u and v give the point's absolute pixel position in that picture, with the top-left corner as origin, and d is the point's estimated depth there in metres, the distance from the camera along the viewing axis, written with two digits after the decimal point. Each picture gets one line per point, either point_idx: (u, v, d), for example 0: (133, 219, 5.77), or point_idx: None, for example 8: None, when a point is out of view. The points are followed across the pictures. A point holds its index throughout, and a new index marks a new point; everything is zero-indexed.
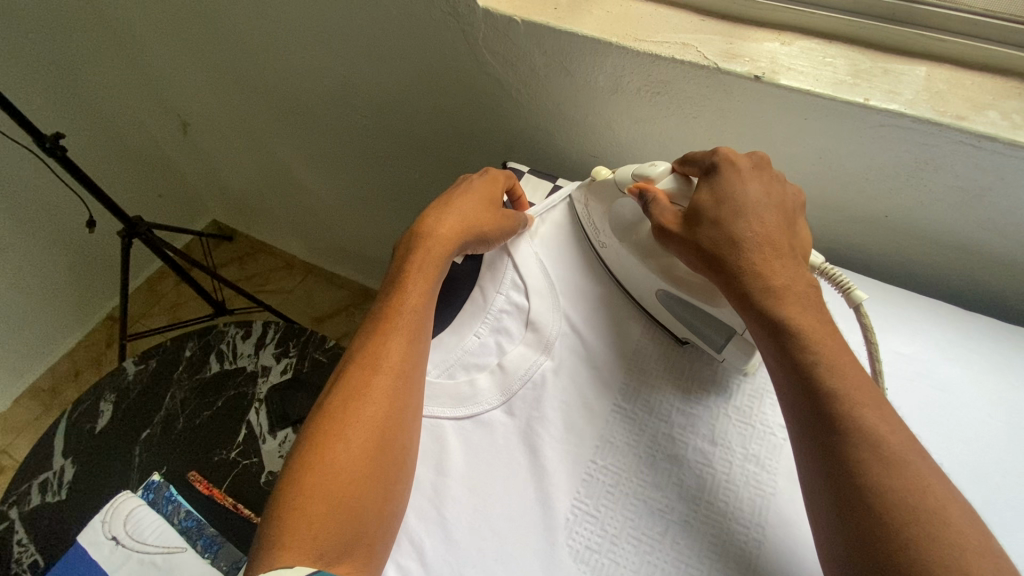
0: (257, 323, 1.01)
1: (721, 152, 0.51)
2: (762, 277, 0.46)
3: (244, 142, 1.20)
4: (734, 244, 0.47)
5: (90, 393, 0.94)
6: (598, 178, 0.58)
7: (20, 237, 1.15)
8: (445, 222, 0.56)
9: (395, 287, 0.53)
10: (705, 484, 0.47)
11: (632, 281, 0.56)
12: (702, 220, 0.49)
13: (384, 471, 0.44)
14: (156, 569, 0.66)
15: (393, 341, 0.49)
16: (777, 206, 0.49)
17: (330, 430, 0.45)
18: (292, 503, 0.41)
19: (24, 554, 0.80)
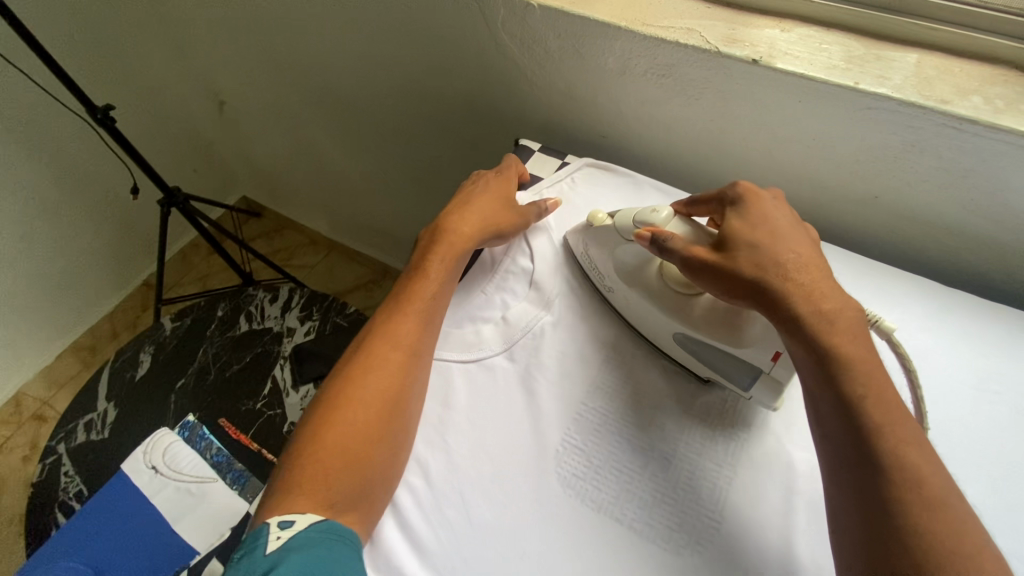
0: (284, 288, 1.09)
1: (741, 185, 0.55)
2: (811, 300, 0.47)
3: (275, 120, 1.27)
4: (779, 267, 0.48)
5: (132, 345, 1.02)
6: (595, 223, 0.60)
7: (69, 201, 1.24)
8: (466, 221, 0.61)
9: (412, 275, 0.58)
10: (676, 443, 0.51)
11: (644, 322, 0.56)
12: (739, 245, 0.50)
13: (390, 432, 0.50)
14: (191, 495, 0.74)
15: (406, 324, 0.55)
16: (807, 236, 0.52)
17: (345, 398, 0.51)
18: (310, 458, 0.48)
19: (70, 484, 0.89)
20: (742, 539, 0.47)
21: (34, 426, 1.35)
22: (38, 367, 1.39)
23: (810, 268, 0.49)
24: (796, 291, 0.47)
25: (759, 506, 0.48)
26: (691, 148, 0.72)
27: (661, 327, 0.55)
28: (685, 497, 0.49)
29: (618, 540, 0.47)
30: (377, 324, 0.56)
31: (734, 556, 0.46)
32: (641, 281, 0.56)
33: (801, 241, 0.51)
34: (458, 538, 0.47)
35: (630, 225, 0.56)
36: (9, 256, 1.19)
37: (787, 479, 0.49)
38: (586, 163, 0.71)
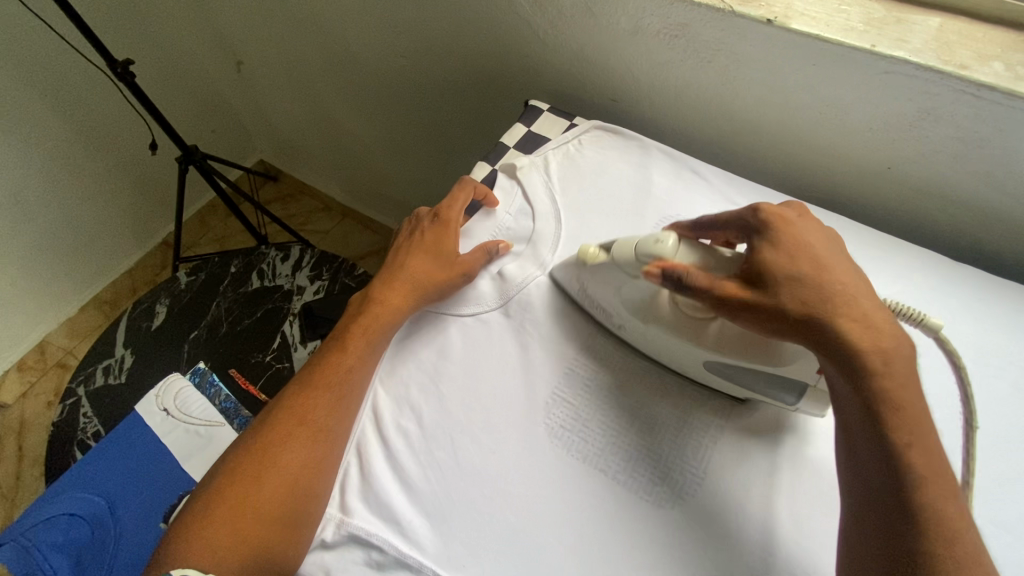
0: (295, 247, 1.11)
1: (762, 209, 0.46)
2: (872, 340, 0.41)
3: (291, 81, 1.27)
4: (829, 304, 0.42)
5: (148, 296, 1.06)
6: (589, 260, 0.53)
7: (88, 155, 1.27)
8: (393, 289, 0.57)
9: (332, 346, 0.55)
10: (644, 438, 0.50)
11: (670, 354, 0.51)
12: (779, 281, 0.43)
13: (307, 489, 0.48)
14: (200, 437, 0.77)
15: (321, 400, 0.51)
16: (845, 259, 0.45)
17: (254, 469, 0.48)
18: (218, 526, 0.46)
19: (88, 424, 0.93)
20: (724, 491, 0.48)
21: (57, 374, 1.41)
22: (62, 318, 1.44)
23: (860, 299, 0.42)
24: (857, 331, 0.41)
25: (745, 461, 0.49)
26: (701, 114, 0.70)
27: (687, 357, 0.50)
28: (671, 450, 0.49)
29: (601, 489, 0.48)
30: (289, 397, 0.52)
31: (716, 506, 0.47)
32: (654, 317, 0.50)
33: (842, 268, 0.44)
34: (446, 478, 0.49)
35: (632, 257, 0.49)
36: (32, 207, 1.22)
37: (774, 438, 0.50)
38: (594, 126, 0.70)
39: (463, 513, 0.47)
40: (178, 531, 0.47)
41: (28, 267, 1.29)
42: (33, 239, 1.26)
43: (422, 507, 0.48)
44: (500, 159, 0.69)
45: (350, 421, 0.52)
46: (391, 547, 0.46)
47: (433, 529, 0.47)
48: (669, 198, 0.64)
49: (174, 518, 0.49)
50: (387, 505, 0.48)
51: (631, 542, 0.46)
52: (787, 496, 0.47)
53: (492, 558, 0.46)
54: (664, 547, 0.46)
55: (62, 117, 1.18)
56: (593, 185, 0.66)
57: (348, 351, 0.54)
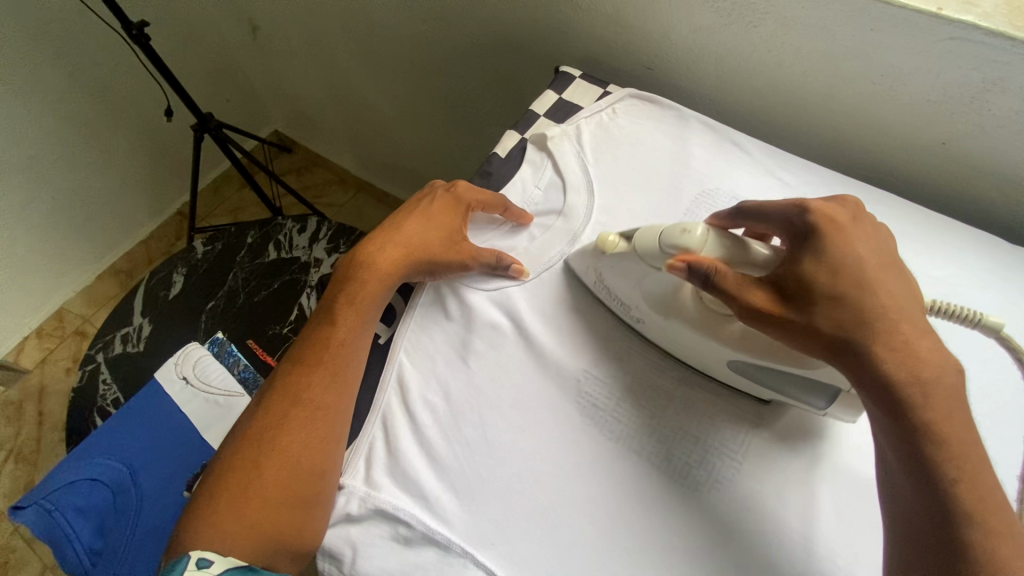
0: (312, 219, 1.09)
1: (814, 205, 0.43)
2: (905, 365, 0.38)
3: (309, 48, 1.23)
4: (866, 325, 0.39)
5: (165, 265, 1.04)
6: (608, 249, 0.50)
7: (103, 120, 1.25)
8: (387, 254, 0.55)
9: (328, 318, 0.53)
10: (678, 421, 0.48)
11: (688, 350, 0.49)
12: (817, 296, 0.40)
13: (319, 464, 0.46)
14: (219, 407, 0.77)
15: (315, 377, 0.50)
16: (901, 277, 0.41)
17: (266, 444, 0.47)
18: (229, 501, 0.45)
19: (108, 391, 0.93)
20: (761, 480, 0.46)
21: (75, 342, 1.42)
22: (80, 285, 1.44)
23: (902, 322, 0.39)
24: (891, 357, 0.38)
25: (785, 447, 0.47)
26: (742, 83, 0.67)
27: (710, 356, 0.48)
28: (709, 433, 0.48)
29: (637, 469, 0.47)
30: (284, 373, 0.51)
31: (755, 496, 0.45)
32: (677, 311, 0.48)
33: (895, 286, 0.41)
34: (474, 455, 0.47)
35: (655, 248, 0.47)
36: (48, 174, 1.21)
37: (813, 430, 0.48)
38: (629, 94, 0.67)
39: (492, 490, 0.46)
40: (183, 525, 0.45)
41: (45, 234, 1.28)
42: (50, 206, 1.26)
43: (449, 483, 0.46)
44: (530, 128, 0.66)
45: (350, 398, 0.50)
46: (420, 522, 0.45)
47: (461, 506, 0.46)
48: (708, 171, 0.61)
49: (187, 508, 0.47)
50: (414, 481, 0.46)
51: (667, 522, 0.45)
52: (824, 488, 0.46)
53: (520, 537, 0.45)
54: (704, 531, 0.44)
55: (76, 81, 1.16)
56: (627, 156, 0.63)
57: (339, 323, 0.52)
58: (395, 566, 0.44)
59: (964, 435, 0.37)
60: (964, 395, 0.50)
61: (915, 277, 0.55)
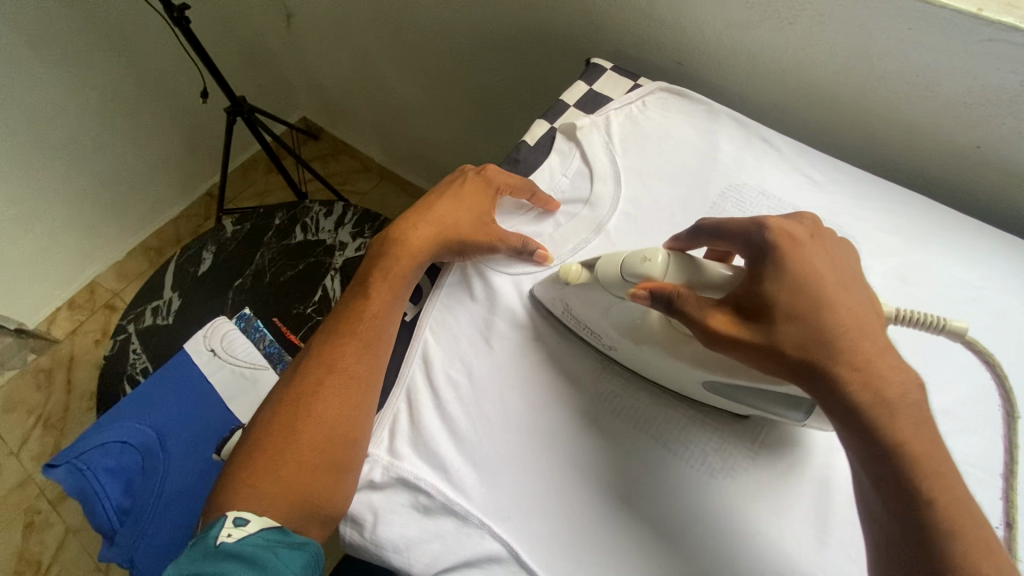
0: (339, 203, 1.11)
1: (770, 225, 0.42)
2: (869, 386, 0.37)
3: (340, 36, 1.25)
4: (828, 346, 0.38)
5: (195, 242, 1.07)
6: (572, 279, 0.49)
7: (141, 100, 1.29)
8: (419, 232, 0.57)
9: (361, 292, 0.55)
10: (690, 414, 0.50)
11: (665, 373, 0.49)
12: (777, 316, 0.40)
13: (350, 432, 0.48)
14: (244, 379, 0.80)
15: (349, 348, 0.52)
16: (859, 293, 0.42)
17: (301, 410, 0.49)
18: (266, 463, 0.46)
19: (137, 360, 0.96)
20: (728, 483, 0.47)
21: (105, 314, 1.47)
22: (111, 260, 1.49)
23: (863, 340, 0.39)
24: (854, 378, 0.38)
25: (756, 455, 0.48)
26: (774, 80, 0.67)
27: (685, 378, 0.47)
28: (679, 437, 0.49)
29: (604, 473, 0.47)
30: (319, 343, 0.53)
31: (720, 499, 0.46)
32: (645, 337, 0.47)
33: (855, 302, 0.40)
34: (494, 432, 0.49)
35: (618, 279, 0.46)
36: (87, 150, 1.26)
37: (802, 434, 0.48)
38: (659, 88, 0.67)
39: (506, 467, 0.47)
40: (222, 486, 0.47)
41: (81, 208, 1.33)
42: (87, 181, 1.30)
43: (469, 458, 0.48)
44: (560, 118, 0.67)
45: (380, 370, 0.52)
46: (440, 493, 0.46)
47: (480, 480, 0.47)
48: (737, 166, 0.61)
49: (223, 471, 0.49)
50: (435, 453, 0.48)
51: (626, 525, 0.45)
52: (792, 493, 0.46)
53: (539, 515, 0.46)
54: (664, 535, 0.45)
55: (118, 61, 1.20)
56: (655, 150, 0.63)
57: (372, 297, 0.54)
58: (414, 533, 0.45)
59: (932, 453, 0.36)
60: (988, 399, 0.50)
61: (943, 280, 0.55)
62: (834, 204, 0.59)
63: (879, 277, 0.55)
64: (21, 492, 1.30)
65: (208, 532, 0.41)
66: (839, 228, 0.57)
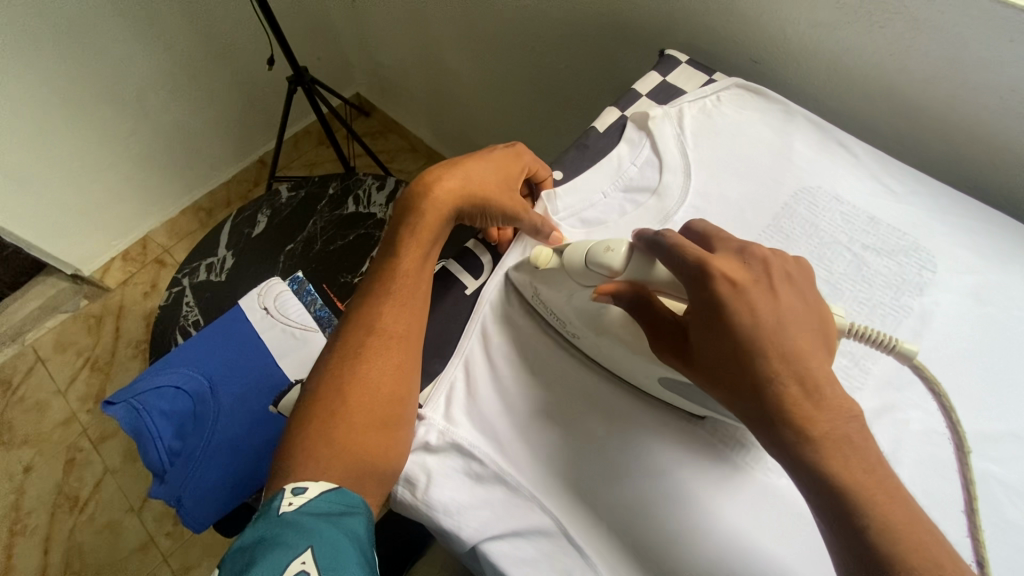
0: (391, 178, 1.12)
1: (714, 270, 0.39)
2: (797, 430, 0.36)
3: (405, 14, 1.27)
4: (760, 392, 0.37)
5: (251, 205, 1.11)
6: (541, 264, 0.50)
7: (208, 63, 1.33)
8: (444, 185, 0.55)
9: (392, 251, 0.54)
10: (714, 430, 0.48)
11: (626, 367, 0.49)
12: (713, 363, 0.39)
13: (393, 391, 0.48)
14: (295, 338, 0.81)
15: (386, 308, 0.52)
16: (802, 325, 0.39)
17: (348, 373, 0.49)
18: (318, 429, 0.47)
19: (189, 314, 1.00)
20: (695, 478, 0.46)
21: (154, 269, 1.52)
22: (165, 216, 1.54)
23: (795, 384, 0.37)
24: (787, 422, 0.36)
25: (731, 461, 0.47)
26: (855, 85, 0.65)
27: (642, 372, 0.48)
28: (657, 445, 0.48)
29: (607, 476, 0.47)
30: (357, 308, 0.53)
31: (684, 495, 0.46)
32: (606, 328, 0.48)
33: (797, 342, 0.38)
34: (546, 409, 0.50)
35: (581, 267, 0.48)
36: (153, 107, 1.30)
37: None
38: (735, 84, 0.66)
39: (556, 442, 0.48)
40: (284, 455, 0.47)
41: (142, 164, 1.38)
42: (150, 138, 1.35)
43: (520, 430, 0.49)
44: (631, 107, 0.67)
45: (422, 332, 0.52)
46: (492, 461, 0.47)
47: (531, 453, 0.48)
48: (810, 168, 0.60)
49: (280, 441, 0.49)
50: (490, 422, 0.49)
51: (608, 533, 0.45)
52: (760, 502, 0.45)
53: (584, 497, 0.46)
54: (626, 521, 0.45)
55: (191, 23, 1.24)
56: (726, 146, 0.62)
57: (403, 256, 0.53)
58: (465, 497, 0.46)
59: (866, 480, 0.34)
60: None
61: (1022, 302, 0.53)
62: (910, 215, 0.57)
63: (953, 292, 0.54)
64: (64, 429, 1.37)
65: (270, 505, 0.42)
66: (915, 240, 0.56)
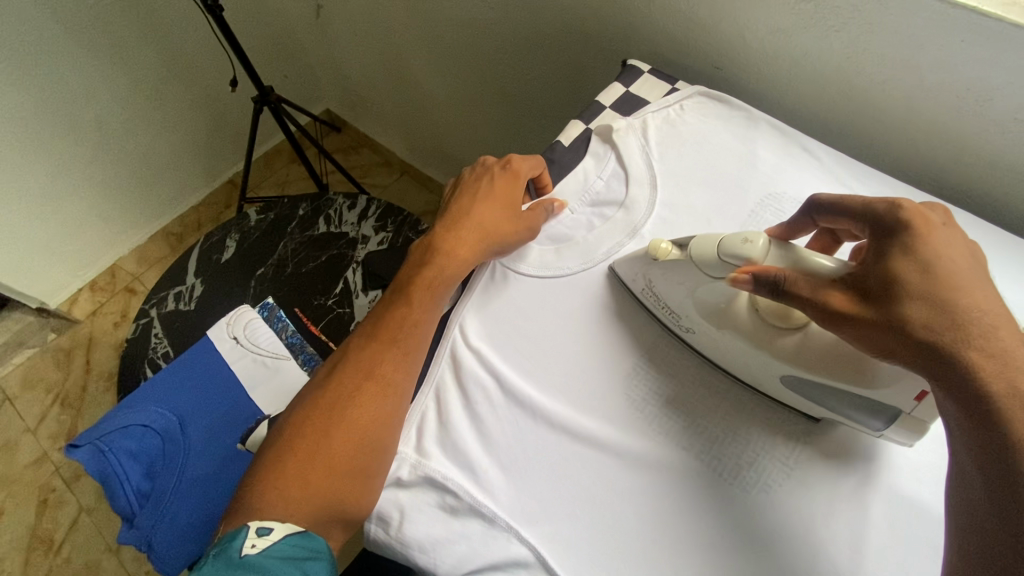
0: (362, 196, 1.11)
1: (905, 205, 0.40)
2: (1006, 374, 0.34)
3: (370, 31, 1.25)
4: (962, 331, 0.36)
5: (219, 230, 1.08)
6: (661, 256, 0.49)
7: (170, 86, 1.30)
8: (462, 241, 0.56)
9: (400, 297, 0.54)
10: (721, 434, 0.48)
11: (742, 364, 0.48)
12: (906, 298, 0.38)
13: (383, 439, 0.47)
14: (266, 368, 0.80)
15: (387, 355, 0.51)
16: (992, 288, 0.38)
17: (335, 414, 0.48)
18: (297, 470, 0.45)
19: (158, 345, 0.97)
20: (698, 491, 0.46)
21: (125, 297, 1.48)
22: (133, 243, 1.50)
23: (1001, 329, 0.36)
24: (988, 365, 0.35)
25: (740, 472, 0.47)
26: (816, 88, 0.65)
27: (762, 371, 0.47)
28: (657, 457, 0.47)
29: (603, 493, 0.46)
30: (355, 349, 0.52)
31: (688, 505, 0.46)
32: (730, 322, 0.47)
33: (987, 294, 0.38)
34: (524, 435, 0.48)
35: (715, 261, 0.45)
36: (113, 134, 1.27)
37: (841, 441, 0.48)
38: (698, 91, 0.66)
39: (538, 470, 0.47)
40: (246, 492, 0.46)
41: (104, 191, 1.33)
42: (113, 165, 1.31)
43: (497, 459, 0.47)
44: (595, 119, 0.66)
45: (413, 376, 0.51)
46: (467, 494, 0.46)
47: (508, 481, 0.47)
48: (775, 174, 0.60)
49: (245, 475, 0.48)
50: (463, 451, 0.47)
51: (611, 549, 0.44)
52: (765, 506, 0.46)
53: (567, 518, 0.45)
54: (627, 556, 0.44)
55: (150, 48, 1.21)
56: (691, 155, 0.62)
57: (415, 307, 0.53)
58: (439, 532, 0.45)
59: None
60: None
61: None
62: None
63: None
64: (36, 469, 1.32)
65: (230, 543, 0.41)
66: None
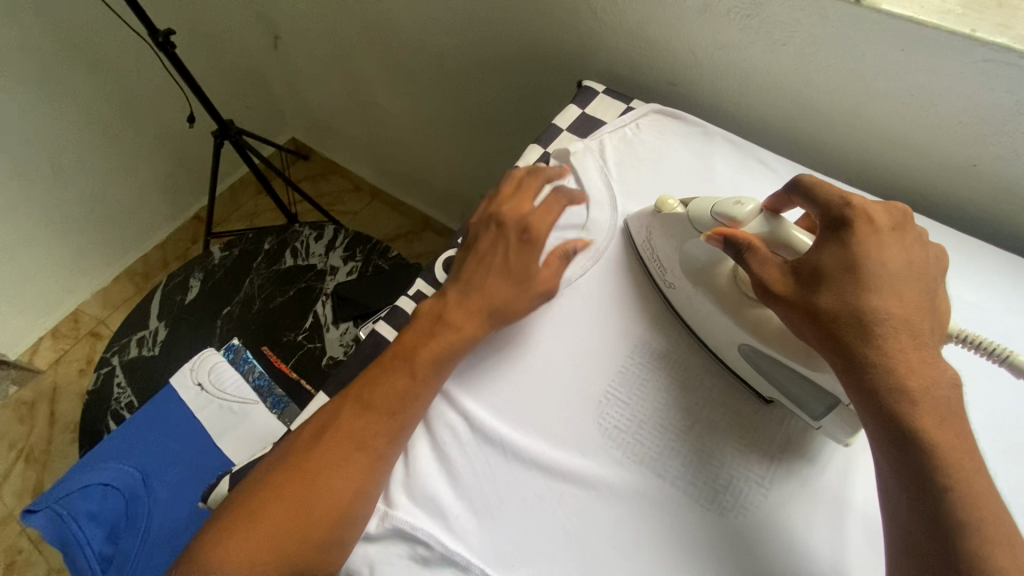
0: (329, 226, 1.09)
1: (856, 203, 0.44)
2: (896, 371, 0.39)
3: (330, 59, 1.24)
4: (865, 328, 0.40)
5: (182, 269, 1.05)
6: (665, 210, 0.53)
7: (126, 125, 1.27)
8: (469, 316, 0.50)
9: (396, 365, 0.47)
10: (696, 458, 0.47)
11: (707, 328, 0.51)
12: (824, 287, 0.42)
13: (359, 507, 0.44)
14: (233, 414, 0.76)
15: (375, 424, 0.45)
16: (918, 292, 0.42)
17: (305, 479, 0.43)
18: (258, 535, 0.41)
19: (122, 394, 0.93)
20: (676, 519, 0.45)
21: (90, 342, 1.43)
22: (97, 286, 1.45)
23: (902, 333, 0.40)
24: (880, 359, 0.39)
25: (717, 497, 0.46)
26: (768, 101, 0.66)
27: (724, 335, 0.49)
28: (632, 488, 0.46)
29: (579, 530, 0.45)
30: (338, 411, 0.46)
31: (666, 536, 0.45)
32: (708, 283, 0.50)
33: (907, 298, 0.41)
34: (494, 474, 0.47)
35: (706, 217, 0.49)
36: (68, 177, 1.23)
37: (813, 452, 0.48)
38: (653, 109, 0.66)
39: (511, 510, 0.46)
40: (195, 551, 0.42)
41: (61, 235, 1.29)
42: (70, 208, 1.27)
43: (469, 503, 0.46)
44: (553, 142, 0.66)
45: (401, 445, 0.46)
46: (439, 543, 0.44)
47: (481, 524, 0.45)
48: (732, 188, 0.61)
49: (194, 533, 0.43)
50: (432, 499, 0.46)
51: None
52: (741, 529, 0.45)
53: (544, 558, 0.44)
54: None
55: (103, 87, 1.18)
56: (649, 174, 0.62)
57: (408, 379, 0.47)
58: None
59: (959, 447, 0.37)
60: (992, 425, 0.49)
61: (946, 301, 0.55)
62: None
63: None
64: (1, 531, 1.25)
65: None
66: None
